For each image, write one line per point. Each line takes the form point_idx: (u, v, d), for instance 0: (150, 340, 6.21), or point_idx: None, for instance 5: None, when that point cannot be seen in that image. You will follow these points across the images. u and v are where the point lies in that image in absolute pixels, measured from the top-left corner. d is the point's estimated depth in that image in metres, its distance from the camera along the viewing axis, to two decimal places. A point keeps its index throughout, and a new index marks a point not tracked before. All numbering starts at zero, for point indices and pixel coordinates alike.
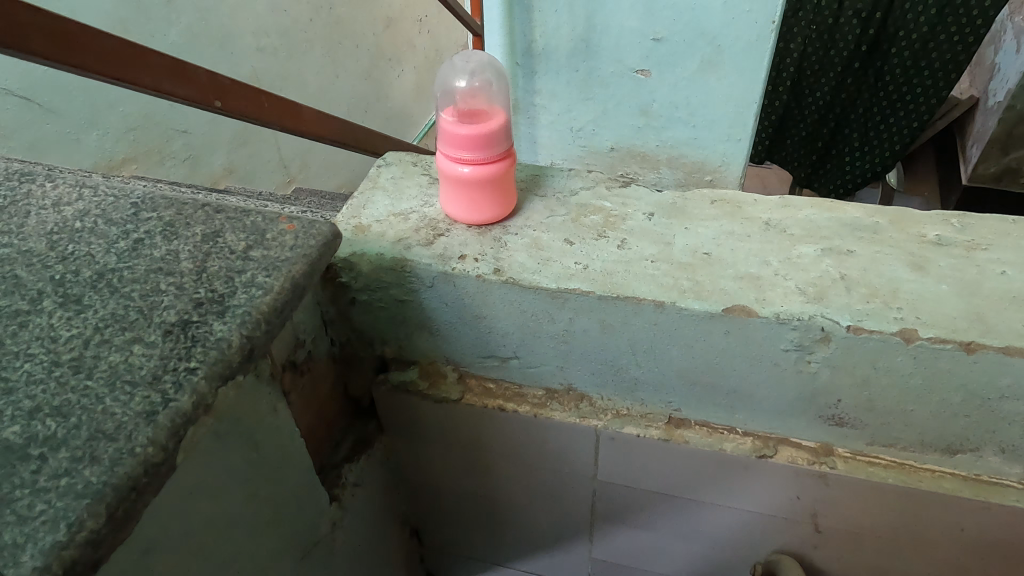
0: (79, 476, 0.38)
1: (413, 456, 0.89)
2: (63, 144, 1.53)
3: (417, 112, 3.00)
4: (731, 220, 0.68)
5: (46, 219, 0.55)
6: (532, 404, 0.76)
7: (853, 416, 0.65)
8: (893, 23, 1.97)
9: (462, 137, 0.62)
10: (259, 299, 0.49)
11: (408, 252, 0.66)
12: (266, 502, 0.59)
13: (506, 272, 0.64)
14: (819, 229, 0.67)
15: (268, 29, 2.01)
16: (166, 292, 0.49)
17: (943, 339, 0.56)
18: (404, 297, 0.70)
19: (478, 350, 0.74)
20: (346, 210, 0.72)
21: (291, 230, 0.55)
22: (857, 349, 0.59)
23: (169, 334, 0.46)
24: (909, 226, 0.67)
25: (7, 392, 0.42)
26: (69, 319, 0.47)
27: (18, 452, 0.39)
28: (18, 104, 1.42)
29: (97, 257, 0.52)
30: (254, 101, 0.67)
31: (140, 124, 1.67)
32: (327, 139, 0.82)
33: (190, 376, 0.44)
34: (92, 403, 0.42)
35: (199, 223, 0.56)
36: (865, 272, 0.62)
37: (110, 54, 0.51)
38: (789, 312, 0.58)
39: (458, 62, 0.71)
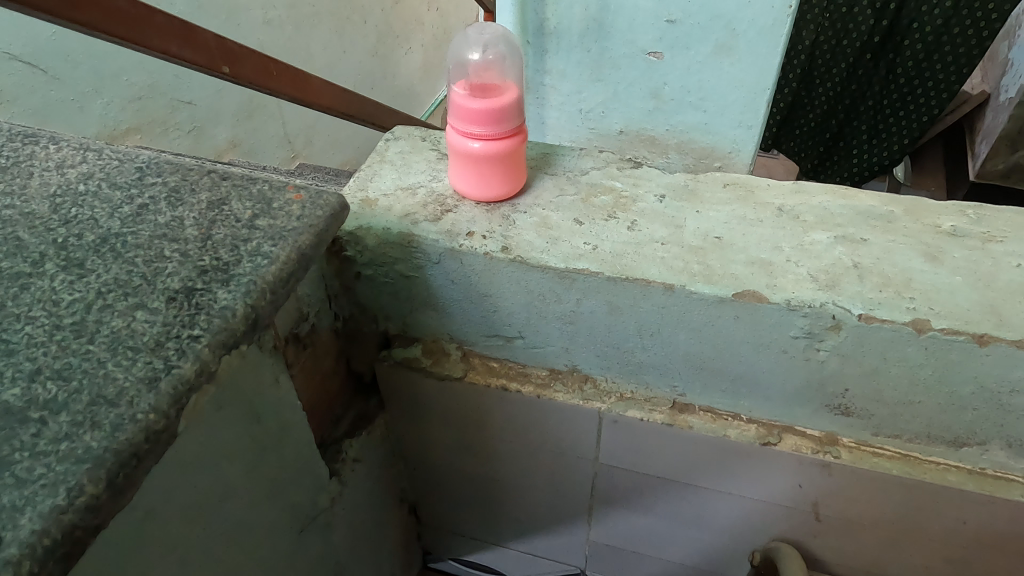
0: (80, 440, 0.37)
1: (414, 434, 0.89)
2: (67, 112, 1.51)
3: (424, 90, 2.98)
4: (743, 204, 0.67)
5: (49, 181, 0.54)
6: (536, 385, 0.75)
7: (859, 406, 0.65)
8: (908, 15, 1.95)
9: (474, 112, 0.60)
10: (264, 268, 0.48)
11: (415, 227, 0.65)
12: (266, 475, 0.59)
13: (514, 250, 0.63)
14: (833, 217, 0.66)
15: (276, 1, 1.99)
16: (170, 259, 0.48)
17: (956, 330, 0.55)
18: (409, 273, 0.69)
19: (482, 330, 0.73)
20: (354, 183, 0.71)
21: (298, 200, 0.54)
22: (867, 339, 0.58)
23: (172, 301, 0.45)
24: (925, 216, 0.66)
25: (8, 354, 0.41)
26: (72, 282, 0.46)
27: (18, 414, 0.39)
28: (22, 69, 1.40)
29: (101, 221, 0.51)
30: (262, 69, 0.66)
31: (145, 94, 1.65)
32: (335, 110, 0.81)
33: (193, 343, 0.43)
34: (94, 368, 0.41)
35: (205, 190, 0.55)
36: (878, 260, 0.61)
37: (115, 14, 0.49)
38: (801, 299, 0.58)
39: (472, 33, 0.69)
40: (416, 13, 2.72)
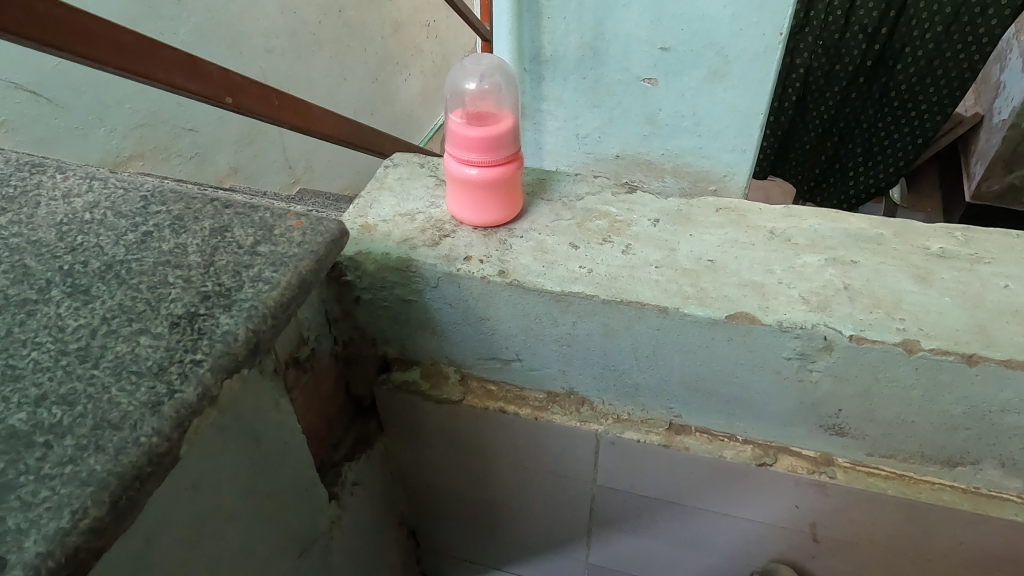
0: (84, 464, 0.38)
1: (413, 457, 0.89)
2: (70, 139, 1.54)
3: (424, 115, 3.02)
4: (736, 228, 0.69)
5: (56, 210, 0.55)
6: (534, 407, 0.76)
7: (853, 426, 0.66)
8: (899, 39, 2.02)
9: (469, 139, 0.62)
10: (266, 294, 0.49)
11: (414, 252, 0.67)
12: (266, 499, 0.59)
13: (510, 274, 0.64)
14: (823, 239, 0.67)
15: (278, 30, 2.03)
16: (174, 285, 0.50)
17: (946, 350, 0.56)
18: (408, 297, 0.70)
19: (480, 353, 0.74)
20: (354, 210, 0.73)
21: (300, 226, 0.55)
22: (859, 359, 0.59)
23: (176, 326, 0.46)
24: (914, 238, 0.67)
25: (14, 379, 0.42)
26: (77, 308, 0.47)
27: (24, 439, 0.39)
28: (27, 98, 1.43)
29: (107, 249, 0.52)
30: (265, 100, 0.68)
31: (147, 121, 1.68)
32: (336, 138, 0.82)
33: (195, 368, 0.44)
34: (98, 392, 0.42)
35: (207, 217, 0.56)
36: (869, 282, 0.62)
37: (122, 49, 0.51)
38: (792, 320, 0.59)
39: (468, 64, 0.71)
40: (415, 41, 2.78)
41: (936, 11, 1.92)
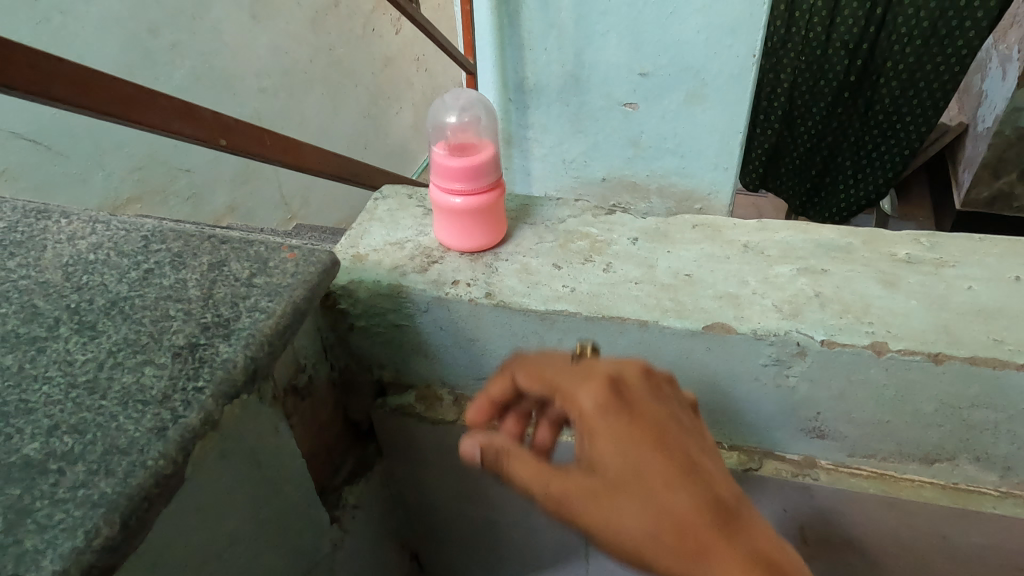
0: (95, 487, 0.41)
1: (411, 480, 0.91)
2: (70, 185, 1.58)
3: (416, 146, 3.08)
4: (711, 243, 0.72)
5: (62, 252, 0.59)
6: (526, 424, 0.78)
7: (832, 429, 0.68)
8: (881, 54, 2.15)
9: (454, 168, 0.65)
10: (262, 322, 0.52)
11: (404, 278, 0.70)
12: (268, 521, 0.61)
13: (497, 296, 0.67)
14: (794, 251, 0.71)
15: (270, 70, 2.09)
16: (175, 318, 0.52)
17: (913, 350, 0.59)
18: (400, 322, 0.73)
19: (473, 374, 0.77)
20: (346, 240, 0.76)
21: (293, 258, 0.58)
22: (832, 363, 0.62)
23: (178, 356, 0.49)
24: (882, 246, 0.71)
25: (27, 411, 0.45)
26: (84, 343, 0.50)
27: (38, 466, 0.42)
28: (27, 147, 1.47)
29: (110, 286, 0.55)
30: (257, 139, 0.71)
31: (145, 165, 1.73)
32: (327, 174, 0.85)
33: (197, 394, 0.46)
34: (107, 420, 0.45)
35: (206, 253, 0.59)
36: (838, 289, 0.65)
37: (122, 99, 0.54)
38: (766, 328, 0.61)
39: (449, 99, 0.74)
40: (405, 75, 2.85)
41: (913, 26, 2.04)
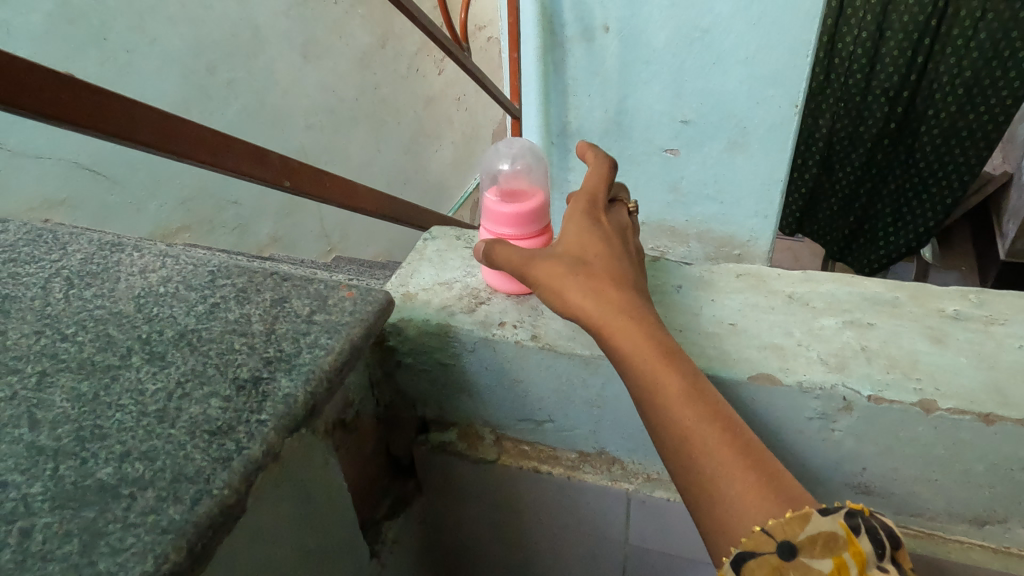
0: (165, 513, 0.43)
1: (448, 517, 0.92)
2: (125, 214, 1.65)
3: (454, 183, 3.14)
4: (755, 292, 0.73)
5: (134, 284, 0.62)
6: (566, 467, 0.78)
7: (878, 485, 0.67)
8: (922, 102, 2.17)
9: (503, 214, 0.67)
10: (322, 358, 0.54)
11: (452, 318, 0.72)
12: (315, 553, 0.63)
13: (542, 338, 0.69)
14: (839, 303, 0.71)
15: (318, 107, 2.17)
16: (239, 351, 0.55)
17: (963, 410, 0.58)
18: (447, 361, 0.74)
19: (515, 415, 0.78)
20: (396, 279, 0.79)
21: (351, 296, 0.61)
22: (879, 418, 0.61)
23: (242, 389, 0.51)
24: (929, 301, 0.71)
25: (101, 437, 0.48)
26: (155, 373, 0.53)
27: (111, 490, 0.44)
28: (87, 177, 1.55)
29: (179, 318, 0.58)
30: (318, 181, 0.75)
31: (195, 196, 1.80)
32: (378, 214, 0.88)
33: (261, 427, 0.49)
34: (175, 449, 0.47)
35: (268, 289, 0.62)
36: (885, 344, 0.65)
37: (203, 144, 0.57)
38: (812, 381, 0.62)
39: (503, 148, 0.78)
40: (446, 114, 2.92)
41: (956, 75, 2.07)
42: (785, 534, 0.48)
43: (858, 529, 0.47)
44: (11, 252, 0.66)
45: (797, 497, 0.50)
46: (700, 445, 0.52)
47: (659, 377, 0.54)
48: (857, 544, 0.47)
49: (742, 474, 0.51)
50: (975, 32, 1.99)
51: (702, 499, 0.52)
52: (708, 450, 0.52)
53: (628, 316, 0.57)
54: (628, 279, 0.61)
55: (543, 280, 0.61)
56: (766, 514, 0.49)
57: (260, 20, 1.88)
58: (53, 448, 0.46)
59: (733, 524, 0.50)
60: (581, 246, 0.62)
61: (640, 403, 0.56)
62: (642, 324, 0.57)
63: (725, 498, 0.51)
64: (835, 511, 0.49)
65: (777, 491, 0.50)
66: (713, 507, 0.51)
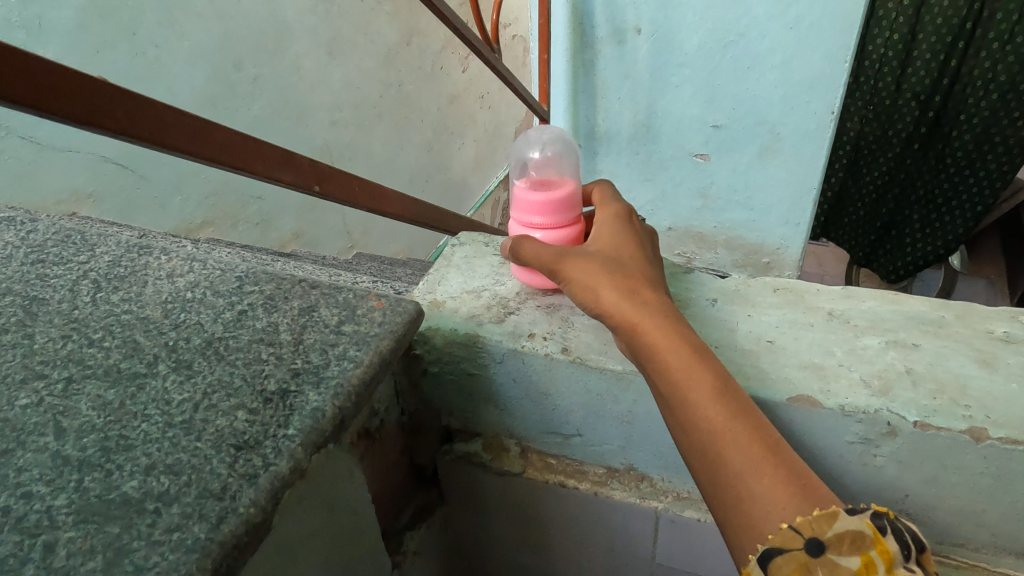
0: (189, 531, 0.41)
1: (470, 527, 0.90)
2: (150, 208, 1.66)
3: (476, 181, 3.13)
4: (793, 308, 0.71)
5: (162, 289, 0.61)
6: (593, 482, 0.77)
7: (921, 513, 0.65)
8: (955, 106, 2.14)
9: (533, 204, 0.66)
10: (350, 372, 0.53)
11: (481, 328, 0.70)
12: (338, 566, 0.61)
13: (573, 352, 0.67)
14: (882, 322, 0.68)
15: (342, 103, 2.17)
16: (267, 362, 0.54)
17: (1015, 439, 0.55)
18: (473, 371, 0.73)
19: (542, 427, 0.76)
20: (423, 286, 0.77)
21: (380, 306, 0.60)
22: (925, 445, 0.59)
23: (269, 402, 0.50)
24: (977, 322, 0.68)
25: (126, 448, 0.47)
26: (181, 382, 0.52)
27: (136, 505, 0.43)
28: (114, 170, 1.55)
29: (206, 325, 0.57)
30: (348, 186, 0.74)
31: (220, 191, 1.80)
32: (406, 218, 0.87)
33: (287, 442, 0.47)
34: (201, 463, 0.46)
35: (297, 297, 0.61)
36: (931, 366, 0.63)
37: (233, 148, 0.56)
38: (854, 405, 0.59)
39: (530, 135, 0.77)
40: (469, 112, 2.91)
41: (990, 79, 2.03)
42: (814, 530, 0.47)
43: (884, 529, 0.46)
44: (40, 252, 0.66)
45: (824, 497, 0.48)
46: (730, 440, 0.50)
47: (694, 371, 0.53)
48: (882, 542, 0.45)
49: (769, 469, 0.49)
50: (1010, 37, 1.95)
51: (726, 497, 0.50)
52: (739, 448, 0.50)
53: (664, 313, 0.56)
54: (660, 285, 0.61)
55: (578, 273, 0.60)
56: (793, 512, 0.47)
57: (286, 16, 1.88)
58: (78, 458, 0.46)
59: (759, 520, 0.48)
60: (614, 245, 0.63)
61: (667, 399, 0.54)
62: (677, 322, 0.56)
63: (753, 497, 0.49)
64: (861, 512, 0.47)
65: (807, 492, 0.48)
66: (737, 505, 0.49)
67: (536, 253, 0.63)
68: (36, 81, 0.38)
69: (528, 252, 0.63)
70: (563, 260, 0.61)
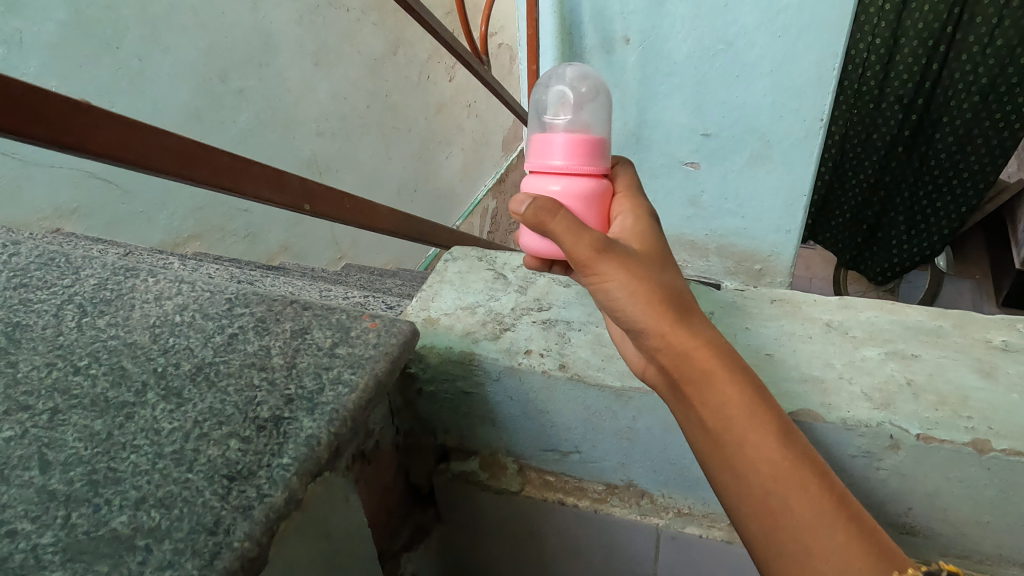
0: (182, 569, 0.40)
1: (468, 546, 0.89)
2: (136, 223, 1.63)
3: (465, 190, 3.12)
4: (791, 319, 0.70)
5: (149, 312, 0.60)
6: (593, 499, 0.76)
7: (924, 525, 0.64)
8: (937, 109, 2.18)
9: (557, 143, 0.61)
10: (346, 397, 0.52)
11: (476, 345, 0.69)
12: None
13: (571, 368, 0.66)
14: (881, 333, 0.68)
15: (328, 114, 2.15)
16: (259, 388, 0.52)
17: (1019, 451, 0.54)
18: (469, 389, 0.72)
19: (540, 444, 0.75)
20: (417, 303, 0.76)
21: (374, 327, 0.59)
22: (928, 458, 0.58)
23: (262, 430, 0.49)
24: (975, 331, 0.68)
25: (115, 481, 0.45)
26: (171, 411, 0.50)
27: (126, 542, 0.41)
28: (97, 185, 1.53)
29: (196, 351, 0.56)
30: (338, 203, 0.72)
31: (207, 204, 1.79)
32: (398, 234, 0.86)
33: (282, 472, 0.46)
34: (193, 496, 0.44)
35: (288, 319, 0.60)
36: (931, 377, 0.62)
37: (222, 169, 0.54)
38: (857, 418, 0.58)
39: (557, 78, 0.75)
40: (457, 121, 2.91)
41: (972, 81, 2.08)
42: None
43: None
44: (22, 276, 0.64)
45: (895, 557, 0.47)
46: (796, 494, 0.49)
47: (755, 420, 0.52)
48: None
49: (838, 527, 0.47)
50: (991, 41, 2.00)
51: (791, 553, 0.48)
52: (807, 502, 0.48)
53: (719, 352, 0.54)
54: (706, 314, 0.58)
55: (626, 282, 0.54)
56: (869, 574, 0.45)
57: (271, 28, 1.87)
58: (64, 493, 0.44)
59: None
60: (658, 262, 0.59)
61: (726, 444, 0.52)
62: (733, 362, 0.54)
63: (823, 557, 0.47)
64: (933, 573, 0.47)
65: (877, 550, 0.47)
66: (802, 562, 0.47)
67: (576, 239, 0.52)
68: (21, 108, 0.36)
69: (556, 227, 0.52)
70: (604, 259, 0.53)
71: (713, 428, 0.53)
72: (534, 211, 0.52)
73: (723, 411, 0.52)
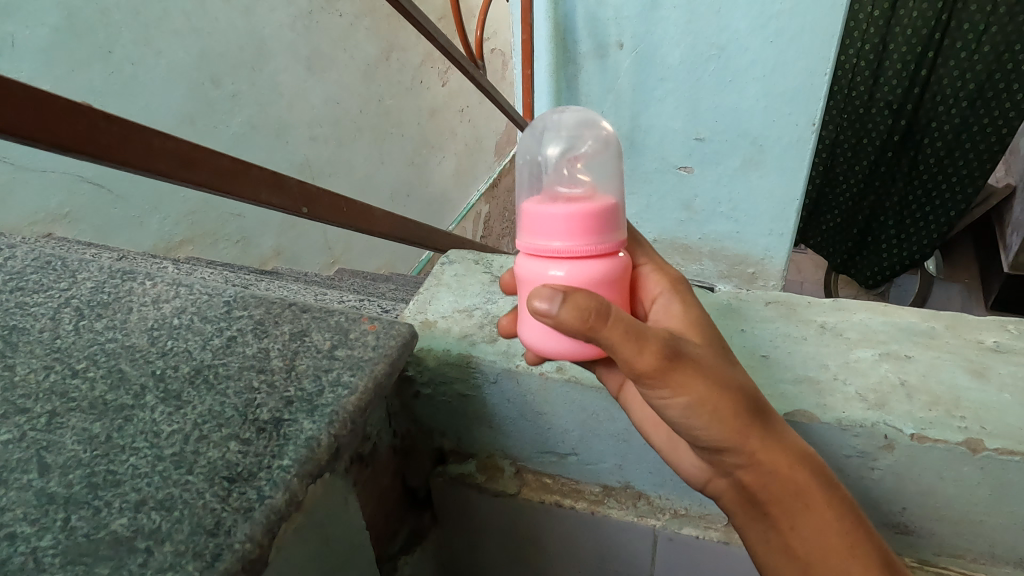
0: (183, 570, 0.39)
1: (465, 550, 0.89)
2: (129, 228, 1.63)
3: (458, 195, 3.13)
4: (786, 321, 0.71)
5: (146, 315, 0.60)
6: (589, 501, 0.76)
7: (918, 525, 0.65)
8: (925, 114, 2.21)
9: (558, 220, 0.49)
10: (345, 399, 0.52)
11: (473, 348, 0.69)
12: None
13: (568, 370, 0.66)
14: (875, 334, 0.69)
15: (322, 119, 2.16)
16: (259, 390, 0.52)
17: (1011, 450, 0.55)
18: (467, 392, 0.72)
19: (537, 446, 0.75)
20: (414, 306, 0.77)
21: (373, 330, 0.59)
22: (923, 458, 0.59)
23: (262, 431, 0.49)
24: (966, 332, 0.68)
25: (115, 484, 0.45)
26: (170, 413, 0.50)
27: (126, 544, 0.41)
28: (89, 190, 1.53)
29: (194, 354, 0.56)
30: (336, 207, 0.72)
31: (199, 209, 1.78)
32: (395, 237, 0.87)
33: (283, 473, 0.46)
34: (193, 498, 0.44)
35: (287, 322, 0.60)
36: (925, 378, 0.63)
37: (222, 172, 0.54)
38: (852, 419, 0.59)
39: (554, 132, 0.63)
40: (450, 126, 2.92)
41: (960, 87, 2.11)
42: None
43: None
44: (18, 280, 0.64)
45: None
46: None
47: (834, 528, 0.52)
48: None
49: None
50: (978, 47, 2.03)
51: None
52: None
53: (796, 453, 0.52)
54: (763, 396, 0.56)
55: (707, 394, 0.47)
56: None
57: (264, 32, 1.87)
58: (64, 496, 0.44)
59: None
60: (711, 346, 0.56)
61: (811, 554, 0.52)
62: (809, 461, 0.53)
63: None
64: None
65: None
66: None
67: (636, 347, 0.44)
68: (29, 110, 0.37)
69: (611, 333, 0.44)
70: (678, 370, 0.46)
71: (797, 552, 0.53)
72: (576, 314, 0.44)
73: (811, 541, 0.52)
